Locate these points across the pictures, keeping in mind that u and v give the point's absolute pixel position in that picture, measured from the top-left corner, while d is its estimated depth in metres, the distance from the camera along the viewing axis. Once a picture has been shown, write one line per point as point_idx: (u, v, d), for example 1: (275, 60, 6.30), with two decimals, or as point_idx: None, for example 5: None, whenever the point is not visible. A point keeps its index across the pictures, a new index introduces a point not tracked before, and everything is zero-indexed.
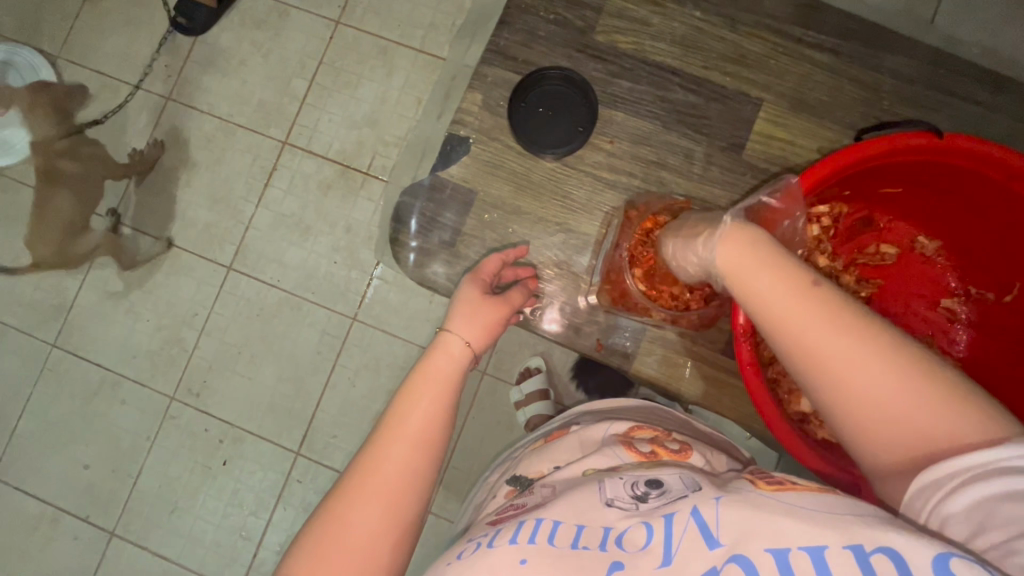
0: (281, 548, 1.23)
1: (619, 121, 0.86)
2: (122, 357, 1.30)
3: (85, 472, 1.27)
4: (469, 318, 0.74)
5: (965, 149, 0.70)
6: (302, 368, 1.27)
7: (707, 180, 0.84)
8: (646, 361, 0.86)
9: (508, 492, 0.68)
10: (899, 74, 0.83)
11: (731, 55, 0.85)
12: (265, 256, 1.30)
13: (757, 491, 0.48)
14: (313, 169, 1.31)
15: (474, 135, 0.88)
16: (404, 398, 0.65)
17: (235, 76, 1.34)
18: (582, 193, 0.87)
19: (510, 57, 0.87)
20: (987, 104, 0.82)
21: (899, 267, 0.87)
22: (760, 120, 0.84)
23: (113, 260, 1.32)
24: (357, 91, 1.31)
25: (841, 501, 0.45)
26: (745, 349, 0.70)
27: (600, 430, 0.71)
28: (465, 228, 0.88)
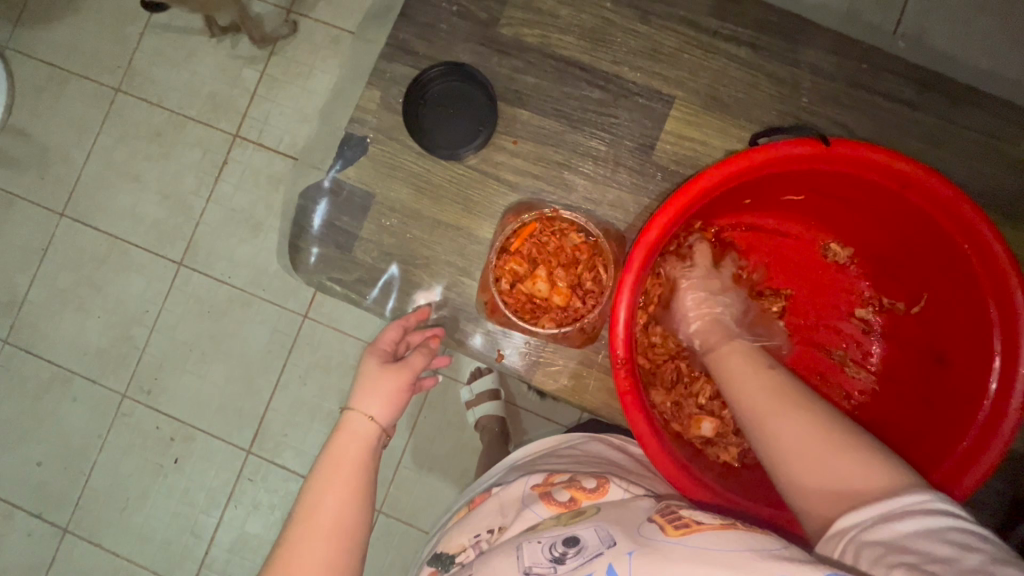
0: (233, 546, 1.22)
1: (523, 120, 0.82)
2: (72, 354, 1.28)
3: (38, 469, 1.27)
4: (374, 389, 0.69)
5: (857, 158, 0.66)
6: (252, 366, 1.25)
7: (616, 183, 0.80)
8: (549, 374, 0.80)
9: (429, 575, 0.63)
10: (820, 69, 0.79)
11: (644, 50, 0.81)
12: (215, 252, 1.28)
13: (664, 537, 0.48)
14: (264, 163, 1.28)
15: (372, 135, 0.84)
16: (311, 493, 0.64)
17: (184, 67, 1.31)
18: (484, 197, 0.82)
19: (410, 52, 0.84)
20: (913, 103, 0.78)
21: (812, 277, 0.85)
22: (672, 119, 0.80)
23: (63, 256, 1.31)
24: (308, 82, 1.28)
25: (742, 539, 0.45)
26: (621, 375, 0.64)
27: (519, 486, 0.66)
28: (363, 232, 0.84)
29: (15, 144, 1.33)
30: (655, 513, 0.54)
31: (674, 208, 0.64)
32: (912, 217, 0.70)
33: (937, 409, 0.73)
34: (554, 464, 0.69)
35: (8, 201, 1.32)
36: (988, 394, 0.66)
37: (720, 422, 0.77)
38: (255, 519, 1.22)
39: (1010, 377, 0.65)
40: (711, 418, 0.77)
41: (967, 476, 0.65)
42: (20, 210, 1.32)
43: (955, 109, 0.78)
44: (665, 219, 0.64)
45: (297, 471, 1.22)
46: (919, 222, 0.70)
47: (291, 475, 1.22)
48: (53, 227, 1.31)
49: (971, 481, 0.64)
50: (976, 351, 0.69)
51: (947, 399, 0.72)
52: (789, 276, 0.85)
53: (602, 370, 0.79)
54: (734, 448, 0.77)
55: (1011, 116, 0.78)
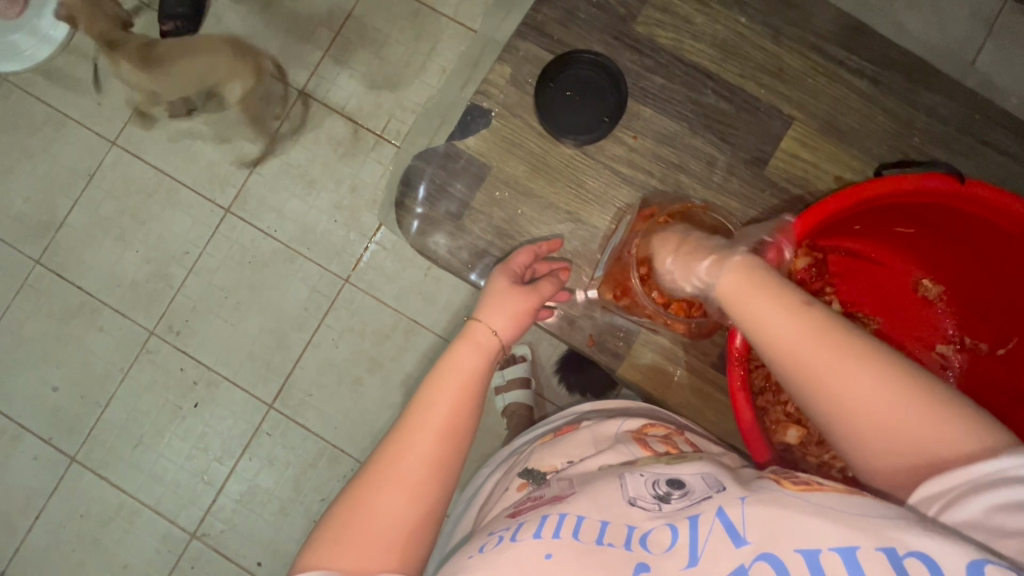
0: (241, 498, 1.22)
1: (645, 118, 0.84)
2: (106, 284, 1.27)
3: (53, 394, 1.26)
4: (499, 306, 0.69)
5: (978, 197, 0.69)
6: (286, 321, 1.25)
7: (725, 191, 0.82)
8: (634, 364, 0.84)
9: (520, 486, 0.64)
10: (934, 112, 0.81)
11: (769, 67, 0.83)
12: (265, 204, 1.28)
13: (783, 490, 0.47)
14: (327, 123, 1.28)
15: (497, 109, 0.86)
16: (430, 384, 0.61)
17: (262, 15, 1.31)
18: (596, 183, 0.84)
19: (545, 35, 0.85)
20: (1016, 156, 0.81)
21: (901, 308, 0.85)
22: (789, 138, 0.82)
23: (109, 184, 1.30)
24: (383, 50, 1.28)
25: (870, 501, 0.43)
26: (738, 375, 0.69)
27: (612, 426, 0.69)
28: (474, 202, 0.86)
29: (75, 65, 1.31)
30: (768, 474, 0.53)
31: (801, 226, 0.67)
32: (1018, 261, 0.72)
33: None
34: (640, 416, 0.73)
35: (59, 122, 1.31)
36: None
37: (806, 432, 0.76)
38: (266, 474, 1.22)
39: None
40: (797, 427, 0.77)
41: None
42: (71, 132, 1.31)
43: None
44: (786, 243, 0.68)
45: (316, 432, 1.22)
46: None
47: (309, 436, 1.23)
48: (103, 154, 1.30)
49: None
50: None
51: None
52: (883, 302, 0.86)
53: (687, 367, 0.83)
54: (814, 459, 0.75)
55: None
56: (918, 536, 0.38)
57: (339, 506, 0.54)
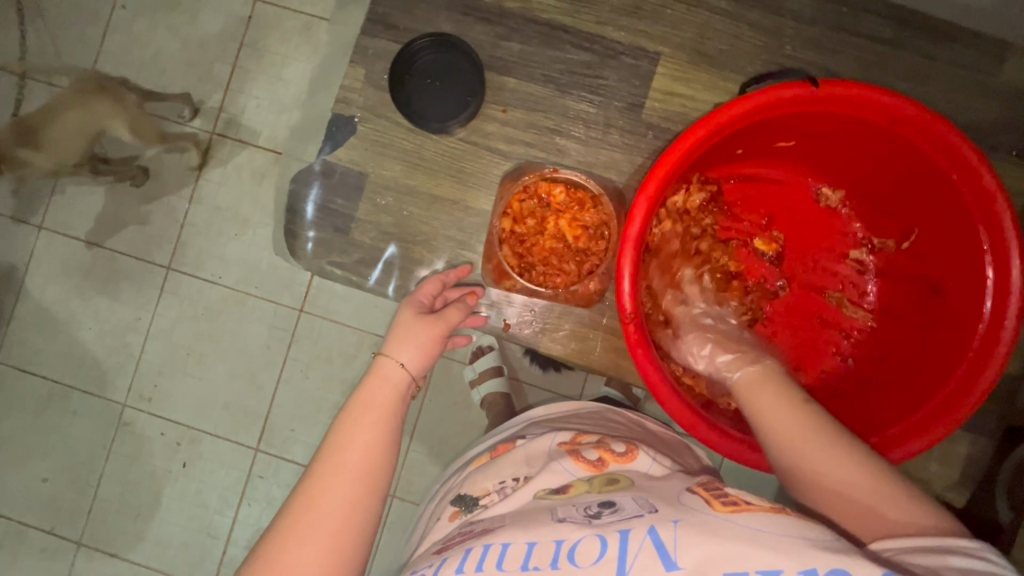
0: (250, 544, 1.23)
1: (511, 88, 0.78)
2: (69, 367, 1.27)
3: (44, 485, 1.26)
4: (407, 338, 0.69)
5: (843, 96, 0.66)
6: (252, 363, 1.25)
7: (608, 145, 0.77)
8: (554, 338, 0.77)
9: (453, 514, 0.64)
10: (800, 16, 0.76)
11: (624, 7, 0.77)
12: (205, 252, 1.26)
13: (712, 512, 0.47)
14: (246, 158, 1.26)
15: (361, 113, 0.79)
16: (341, 429, 0.61)
17: (152, 66, 1.28)
18: (478, 168, 0.78)
19: (391, 26, 0.79)
20: (893, 43, 0.76)
21: (808, 224, 0.85)
22: (659, 76, 0.77)
23: (46, 270, 1.28)
24: (283, 71, 1.26)
25: (795, 521, 0.44)
26: (631, 329, 0.64)
27: (546, 440, 0.67)
28: (359, 213, 0.79)
29: None
30: (697, 487, 0.53)
31: (668, 165, 0.64)
32: (902, 151, 0.71)
33: (935, 337, 0.74)
34: (579, 425, 0.71)
35: None
36: (983, 322, 0.68)
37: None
38: (269, 515, 1.23)
39: (1002, 304, 0.67)
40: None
41: (973, 389, 0.67)
42: None
43: (936, 47, 0.76)
44: (661, 177, 0.64)
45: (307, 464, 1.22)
46: (910, 158, 0.71)
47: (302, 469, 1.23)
48: (33, 240, 1.28)
49: (971, 400, 0.66)
50: (969, 277, 0.71)
51: (943, 328, 0.74)
52: (786, 222, 0.85)
53: (608, 331, 0.76)
54: None
55: (992, 49, 0.76)
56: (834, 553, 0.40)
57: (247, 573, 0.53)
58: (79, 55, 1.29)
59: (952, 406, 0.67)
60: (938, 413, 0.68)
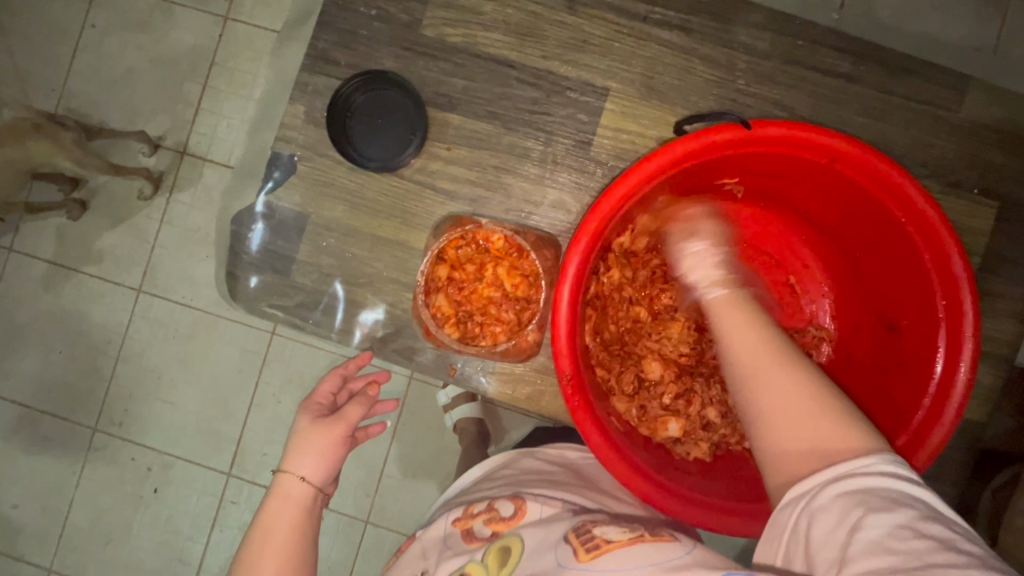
0: (223, 570, 1.21)
1: (455, 125, 0.76)
2: (39, 391, 1.25)
3: (14, 512, 1.24)
4: (306, 448, 0.67)
5: (776, 138, 0.63)
6: (223, 388, 1.23)
7: (556, 183, 0.75)
8: (504, 383, 0.75)
9: None
10: (753, 50, 0.74)
11: (572, 41, 0.75)
12: (172, 276, 1.24)
13: (579, 568, 0.49)
14: (217, 179, 1.24)
15: (299, 152, 0.77)
16: (246, 562, 0.62)
17: (117, 88, 1.26)
18: (421, 208, 0.76)
19: (330, 62, 0.77)
20: (849, 76, 0.74)
21: (762, 262, 0.83)
22: (607, 112, 0.75)
23: (16, 292, 1.26)
24: (253, 91, 1.24)
25: (646, 551, 0.49)
26: (570, 392, 0.62)
27: (440, 526, 0.65)
28: (300, 254, 0.77)
29: None
30: (570, 534, 0.54)
31: (598, 218, 0.61)
32: (847, 189, 0.68)
33: (893, 375, 0.71)
34: (480, 493, 0.69)
35: None
36: (939, 361, 0.65)
37: (686, 421, 0.74)
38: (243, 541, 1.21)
39: (956, 343, 0.64)
40: (676, 418, 0.74)
41: (932, 436, 0.63)
42: None
43: (894, 80, 0.74)
44: (599, 222, 0.61)
45: None
46: (854, 195, 0.68)
47: None
48: (2, 263, 1.26)
49: (930, 446, 0.63)
50: (922, 315, 0.68)
51: (900, 367, 0.71)
52: (740, 260, 0.83)
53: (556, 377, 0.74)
54: (704, 444, 0.74)
55: (951, 81, 0.75)
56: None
57: None
58: (44, 77, 1.27)
59: (911, 452, 0.64)
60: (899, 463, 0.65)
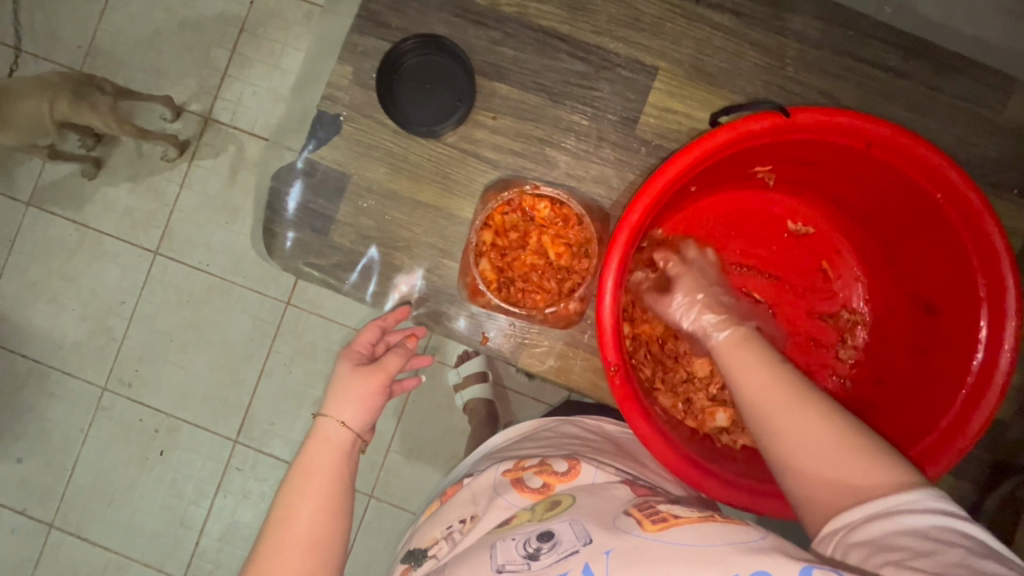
0: (224, 536, 1.22)
1: (503, 95, 0.76)
2: (49, 347, 1.25)
3: (18, 466, 1.24)
4: (346, 394, 0.67)
5: (816, 124, 0.63)
6: (234, 355, 1.23)
7: (600, 159, 0.75)
8: (534, 355, 0.76)
9: (403, 571, 0.63)
10: (804, 38, 0.74)
11: (624, 18, 0.75)
12: (191, 240, 1.24)
13: (643, 534, 0.46)
14: (238, 146, 1.24)
15: (347, 112, 0.77)
16: (286, 498, 0.62)
17: (147, 48, 1.26)
18: (464, 175, 0.77)
19: (383, 24, 0.77)
20: (898, 70, 0.74)
21: (788, 252, 0.84)
22: (656, 91, 0.75)
23: (31, 248, 1.26)
24: (280, 60, 1.24)
25: (721, 531, 0.45)
26: (619, 385, 0.61)
27: (490, 474, 0.66)
28: (339, 215, 0.78)
29: None
30: (633, 508, 0.52)
31: (642, 203, 0.60)
32: (882, 173, 0.69)
33: (931, 359, 0.72)
34: (527, 451, 0.70)
35: None
36: (982, 341, 0.65)
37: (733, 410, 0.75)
38: (245, 508, 1.22)
39: (998, 315, 0.64)
40: (724, 408, 0.75)
41: (977, 414, 0.64)
42: None
43: (942, 77, 0.75)
44: (647, 203, 0.61)
45: (286, 458, 1.21)
46: (886, 176, 0.69)
47: (280, 463, 1.21)
48: (19, 217, 1.26)
49: (976, 423, 0.64)
50: (962, 293, 0.68)
51: (942, 348, 0.71)
52: (770, 250, 0.84)
53: (587, 351, 0.75)
54: None
55: (998, 82, 0.75)
56: (756, 558, 0.40)
57: None
58: (74, 33, 1.27)
59: (955, 433, 0.65)
60: (945, 439, 0.65)
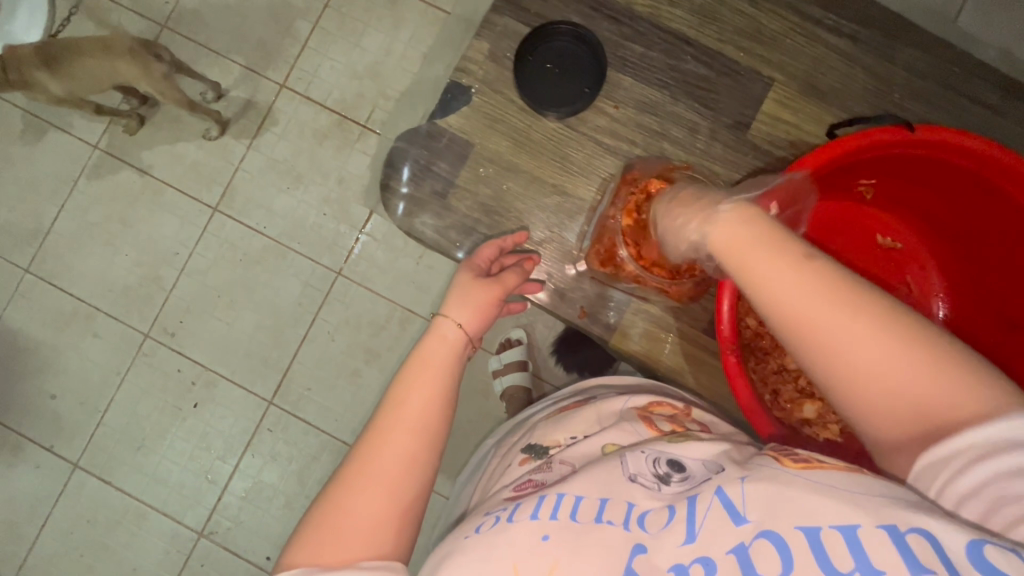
0: (246, 495, 1.22)
1: (626, 87, 0.81)
2: (98, 289, 1.27)
3: (51, 402, 1.25)
4: (464, 299, 0.69)
5: (929, 140, 0.68)
6: (281, 316, 1.25)
7: (711, 157, 0.79)
8: (627, 334, 0.80)
9: (523, 460, 0.64)
10: (912, 68, 0.79)
11: (748, 31, 0.80)
12: (253, 201, 1.27)
13: (777, 467, 0.43)
14: (310, 116, 1.27)
15: (478, 85, 0.82)
16: (402, 384, 0.62)
17: (235, 10, 1.30)
18: (582, 157, 0.81)
19: (523, 9, 0.82)
20: (997, 109, 0.78)
21: (875, 263, 0.86)
22: (770, 101, 0.79)
23: (94, 190, 1.28)
24: (361, 39, 1.28)
25: (874, 478, 0.40)
26: (731, 360, 0.66)
27: (618, 403, 0.68)
28: (459, 179, 0.82)
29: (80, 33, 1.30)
30: (767, 447, 0.50)
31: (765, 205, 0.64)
32: (979, 195, 0.71)
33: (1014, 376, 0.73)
34: (649, 392, 0.71)
35: (40, 129, 1.29)
36: None
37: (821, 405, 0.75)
38: (270, 470, 1.23)
39: None
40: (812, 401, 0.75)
41: None
42: (51, 139, 1.29)
43: None
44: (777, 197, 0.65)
45: (318, 424, 1.22)
46: (981, 201, 0.72)
47: (311, 430, 1.23)
48: (86, 159, 1.28)
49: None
50: None
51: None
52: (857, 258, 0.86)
53: (678, 334, 0.79)
54: None
55: None
56: (919, 512, 0.36)
57: (314, 515, 0.56)
58: None
59: None
60: None
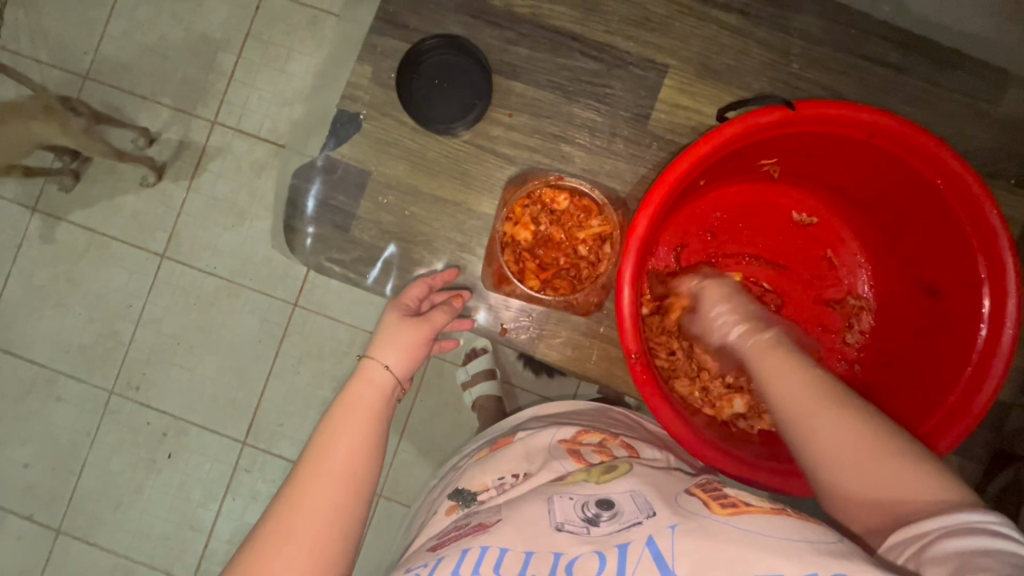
0: (232, 538, 1.22)
1: (518, 93, 0.80)
2: (57, 352, 1.25)
3: (25, 471, 1.24)
4: (391, 342, 0.71)
5: (818, 116, 0.67)
6: (243, 355, 1.24)
7: (612, 154, 0.79)
8: (551, 345, 0.78)
9: (450, 508, 0.65)
10: (808, 35, 0.79)
11: (635, 18, 0.79)
12: (199, 243, 1.25)
13: (711, 516, 0.49)
14: (246, 149, 1.25)
15: (366, 111, 0.81)
16: (326, 431, 0.64)
17: (154, 52, 1.27)
18: (481, 170, 0.80)
19: (400, 25, 0.81)
20: (898, 66, 0.79)
21: (793, 242, 0.88)
22: (667, 88, 0.79)
23: (38, 252, 1.26)
24: (287, 65, 1.25)
25: (787, 526, 0.47)
26: (637, 368, 0.65)
27: (545, 437, 0.69)
28: (359, 211, 0.81)
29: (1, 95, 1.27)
30: (695, 488, 0.56)
31: (651, 211, 0.64)
32: (881, 159, 0.72)
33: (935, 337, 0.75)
34: (579, 422, 0.73)
35: None
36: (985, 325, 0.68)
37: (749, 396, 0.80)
38: (253, 509, 1.22)
39: (999, 299, 0.67)
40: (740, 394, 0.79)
41: (978, 396, 0.66)
42: None
43: (938, 73, 0.79)
44: (660, 197, 0.64)
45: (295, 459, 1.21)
46: (884, 163, 0.72)
47: (289, 465, 1.22)
48: (26, 222, 1.26)
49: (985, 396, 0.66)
50: (964, 278, 0.71)
51: (945, 331, 0.73)
52: (775, 241, 0.88)
53: (604, 340, 0.77)
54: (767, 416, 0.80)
55: (995, 79, 0.80)
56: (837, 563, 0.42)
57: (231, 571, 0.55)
58: (81, 41, 1.28)
59: (961, 415, 0.67)
60: (958, 411, 0.67)
